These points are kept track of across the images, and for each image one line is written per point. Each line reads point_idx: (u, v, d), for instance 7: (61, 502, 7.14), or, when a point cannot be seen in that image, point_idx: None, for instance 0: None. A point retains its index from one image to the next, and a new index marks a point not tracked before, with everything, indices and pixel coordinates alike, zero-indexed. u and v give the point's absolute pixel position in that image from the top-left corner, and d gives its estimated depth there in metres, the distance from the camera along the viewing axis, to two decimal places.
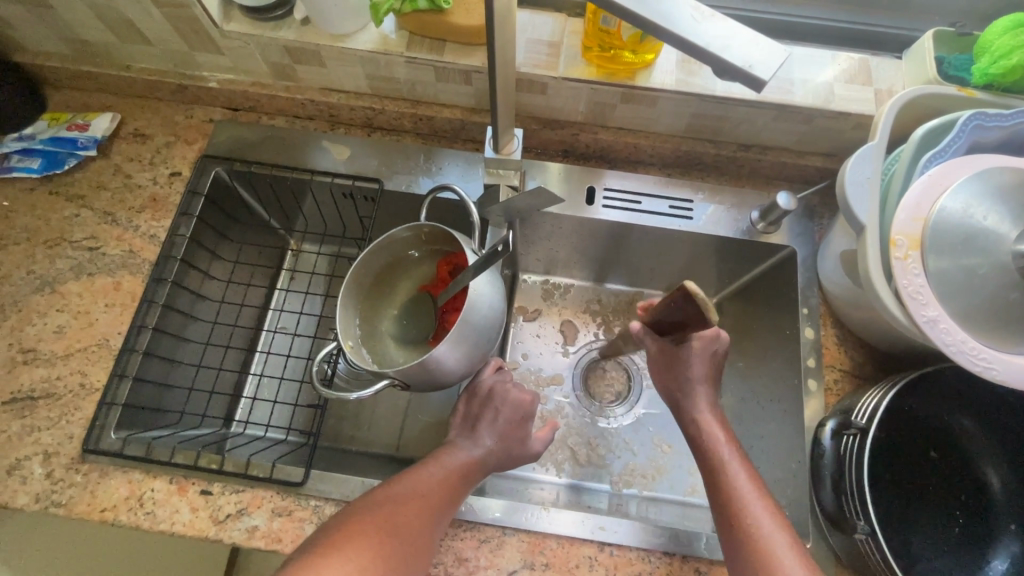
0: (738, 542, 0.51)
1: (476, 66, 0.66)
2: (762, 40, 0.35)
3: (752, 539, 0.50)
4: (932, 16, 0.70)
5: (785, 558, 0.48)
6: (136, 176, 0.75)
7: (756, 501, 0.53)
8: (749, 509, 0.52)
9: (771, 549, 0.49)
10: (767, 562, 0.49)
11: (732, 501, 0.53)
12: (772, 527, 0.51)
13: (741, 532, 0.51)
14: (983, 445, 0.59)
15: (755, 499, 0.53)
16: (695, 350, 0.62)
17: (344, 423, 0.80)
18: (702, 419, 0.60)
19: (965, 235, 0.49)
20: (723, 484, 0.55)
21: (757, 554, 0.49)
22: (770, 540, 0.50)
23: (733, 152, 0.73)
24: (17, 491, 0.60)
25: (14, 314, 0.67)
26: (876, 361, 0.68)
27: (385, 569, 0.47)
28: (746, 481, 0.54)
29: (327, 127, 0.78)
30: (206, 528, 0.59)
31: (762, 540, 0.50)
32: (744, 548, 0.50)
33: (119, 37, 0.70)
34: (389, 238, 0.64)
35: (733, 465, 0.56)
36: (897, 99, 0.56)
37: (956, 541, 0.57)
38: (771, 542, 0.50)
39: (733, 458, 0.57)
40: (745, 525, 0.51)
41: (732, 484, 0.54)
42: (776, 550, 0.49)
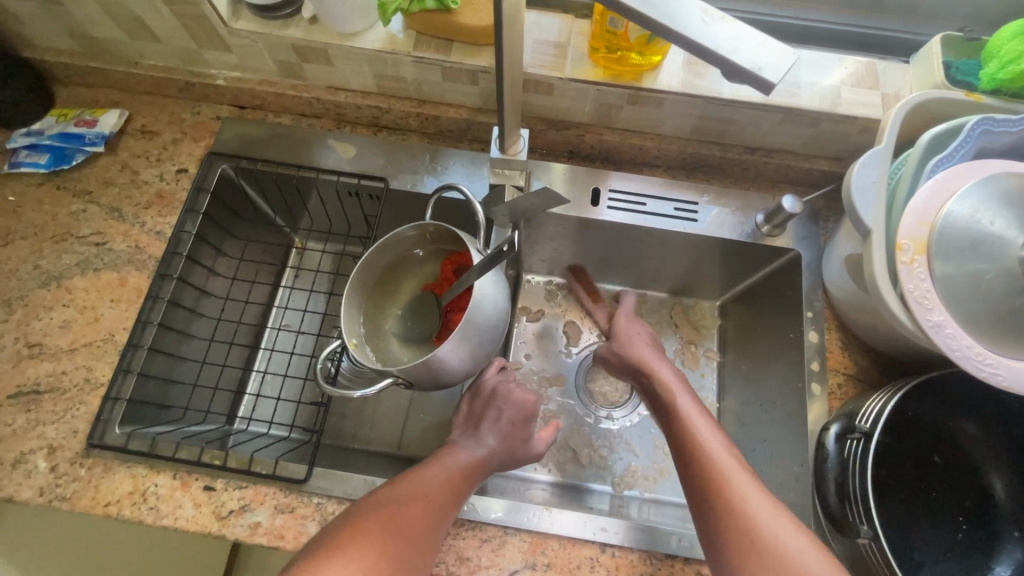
0: (709, 496, 0.52)
1: (483, 66, 0.66)
2: (771, 42, 0.35)
3: (721, 490, 0.52)
4: (940, 20, 0.70)
5: (757, 505, 0.50)
6: (143, 172, 0.75)
7: (728, 458, 0.55)
8: (721, 463, 0.54)
9: (743, 497, 0.51)
10: (738, 510, 0.50)
11: (704, 458, 0.55)
12: (744, 480, 0.53)
13: (712, 486, 0.53)
14: (988, 451, 0.59)
15: (726, 456, 0.55)
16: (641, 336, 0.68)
17: (347, 420, 0.80)
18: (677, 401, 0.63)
19: (971, 240, 0.49)
20: (691, 443, 0.57)
21: (729, 505, 0.51)
22: (742, 490, 0.51)
23: (739, 154, 0.73)
24: (22, 484, 0.60)
25: (21, 309, 0.67)
26: (880, 366, 0.68)
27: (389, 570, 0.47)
28: (717, 441, 0.57)
29: (333, 125, 0.79)
30: (209, 524, 0.59)
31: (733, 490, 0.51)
32: (716, 499, 0.52)
33: (128, 33, 0.70)
34: (394, 236, 0.64)
35: (709, 439, 0.57)
36: (905, 103, 0.56)
37: (959, 547, 0.56)
38: (743, 492, 0.51)
39: (702, 420, 0.60)
40: (715, 480, 0.53)
41: (701, 443, 0.57)
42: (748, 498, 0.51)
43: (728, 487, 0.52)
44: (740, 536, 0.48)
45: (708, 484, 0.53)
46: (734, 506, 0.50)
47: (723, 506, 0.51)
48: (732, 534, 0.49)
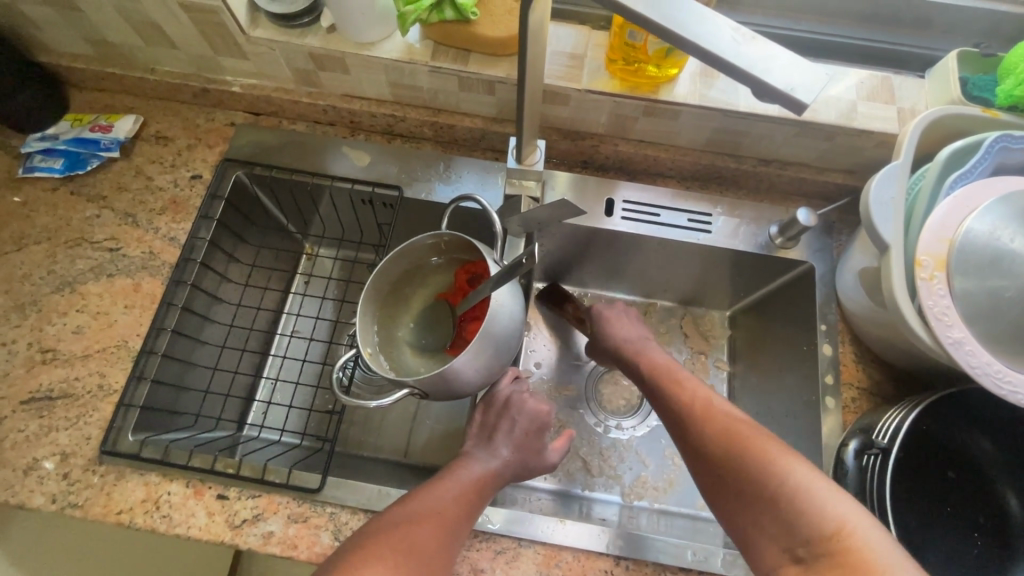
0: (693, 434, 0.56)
1: (501, 77, 0.66)
2: (803, 63, 0.35)
3: (703, 427, 0.56)
4: (955, 36, 0.71)
5: (733, 432, 0.53)
6: (157, 178, 0.75)
7: (708, 401, 0.59)
8: (699, 404, 0.59)
9: (720, 427, 0.55)
10: (720, 442, 0.53)
11: (684, 405, 0.59)
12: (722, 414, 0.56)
13: (693, 425, 0.57)
14: (1002, 467, 0.59)
15: (703, 398, 0.59)
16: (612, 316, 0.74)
17: (356, 428, 0.80)
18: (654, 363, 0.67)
19: (992, 256, 0.49)
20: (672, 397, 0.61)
21: (711, 439, 0.54)
22: (719, 423, 0.55)
23: (753, 166, 0.73)
24: (34, 491, 0.60)
25: (34, 314, 0.67)
26: (893, 379, 0.68)
27: None
28: (693, 386, 0.62)
29: (347, 133, 0.79)
30: (222, 533, 0.59)
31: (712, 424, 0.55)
32: (697, 437, 0.56)
33: (145, 40, 0.71)
34: (409, 245, 0.64)
35: (692, 389, 0.61)
36: (922, 119, 0.56)
37: (975, 563, 0.56)
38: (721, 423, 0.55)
39: (686, 377, 0.63)
40: (697, 419, 0.57)
41: (679, 394, 0.61)
42: (724, 428, 0.54)
43: (707, 423, 0.56)
44: (727, 461, 0.52)
45: (691, 425, 0.57)
46: (715, 439, 0.54)
47: (703, 442, 0.55)
48: (720, 464, 0.52)
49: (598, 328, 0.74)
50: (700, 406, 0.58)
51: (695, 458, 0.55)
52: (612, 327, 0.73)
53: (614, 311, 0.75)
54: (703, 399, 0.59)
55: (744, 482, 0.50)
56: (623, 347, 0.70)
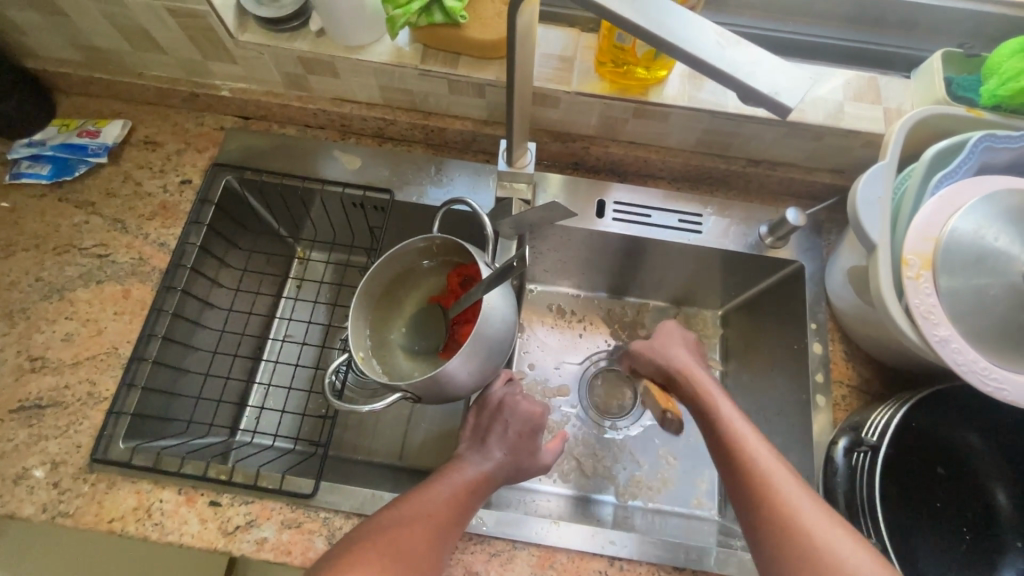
0: (744, 488, 0.52)
1: (490, 80, 0.66)
2: (787, 67, 0.35)
3: (756, 487, 0.51)
4: (940, 37, 0.71)
5: (790, 501, 0.49)
6: (147, 184, 0.74)
7: (760, 449, 0.54)
8: (750, 454, 0.54)
9: (775, 492, 0.50)
10: (773, 509, 0.49)
11: (735, 450, 0.55)
12: (775, 470, 0.52)
13: (744, 476, 0.53)
14: (989, 462, 0.60)
15: (754, 445, 0.55)
16: (666, 328, 0.71)
17: (350, 431, 0.80)
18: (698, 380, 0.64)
19: (977, 255, 0.50)
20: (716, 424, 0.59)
21: (764, 503, 0.50)
22: (772, 482, 0.51)
23: (743, 167, 0.74)
24: (24, 501, 0.59)
25: (23, 322, 0.67)
26: (883, 377, 0.68)
27: None
28: (746, 428, 0.57)
29: (338, 136, 0.79)
30: (215, 540, 0.59)
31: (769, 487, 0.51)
32: (750, 493, 0.51)
33: (133, 45, 0.70)
34: (401, 249, 0.64)
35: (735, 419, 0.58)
36: (907, 119, 0.57)
37: (964, 558, 0.57)
38: (776, 486, 0.51)
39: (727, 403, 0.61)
40: (747, 471, 0.53)
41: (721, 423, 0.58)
42: (780, 493, 0.50)
43: (760, 481, 0.51)
44: (779, 536, 0.48)
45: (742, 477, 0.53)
46: (768, 504, 0.50)
47: (755, 502, 0.51)
48: (771, 535, 0.48)
49: (652, 351, 0.70)
50: (753, 459, 0.54)
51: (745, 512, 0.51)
52: (667, 351, 0.69)
53: (672, 333, 0.70)
54: (756, 447, 0.55)
55: (793, 560, 0.46)
56: (679, 370, 0.66)
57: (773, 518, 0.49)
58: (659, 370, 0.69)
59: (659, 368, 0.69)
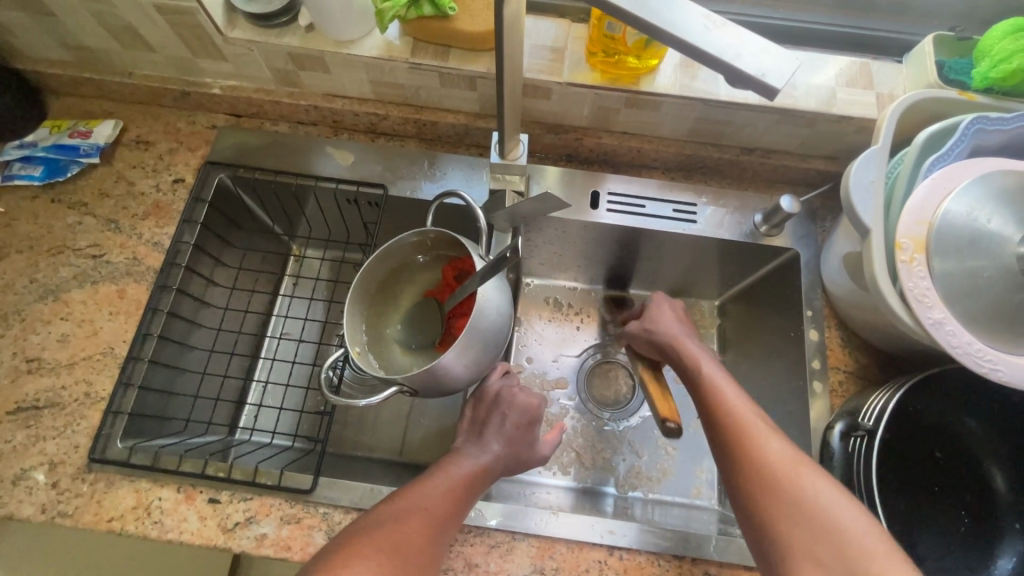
0: (727, 447, 0.52)
1: (481, 72, 0.66)
2: (774, 48, 0.35)
3: (753, 458, 0.50)
4: (932, 21, 0.71)
5: (775, 459, 0.49)
6: (139, 183, 0.74)
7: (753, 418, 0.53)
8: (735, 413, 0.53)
9: (763, 451, 0.50)
10: (759, 466, 0.49)
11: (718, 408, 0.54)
12: (760, 429, 0.52)
13: (729, 436, 0.52)
14: (986, 445, 0.60)
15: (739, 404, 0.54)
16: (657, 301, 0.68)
17: (349, 428, 0.80)
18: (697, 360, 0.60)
19: (970, 237, 0.50)
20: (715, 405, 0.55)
21: (748, 462, 0.50)
22: (759, 442, 0.51)
23: (736, 155, 0.74)
24: (23, 502, 0.59)
25: (18, 323, 0.67)
26: (879, 362, 0.68)
27: None
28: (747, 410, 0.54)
29: (330, 133, 0.78)
30: (214, 537, 0.59)
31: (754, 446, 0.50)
32: (732, 452, 0.51)
33: (122, 44, 0.70)
34: (395, 243, 0.63)
35: (735, 402, 0.54)
36: (900, 102, 0.57)
37: (961, 540, 0.57)
38: (759, 444, 0.51)
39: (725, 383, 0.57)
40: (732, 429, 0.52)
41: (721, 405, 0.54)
42: (765, 452, 0.50)
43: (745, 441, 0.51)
44: (764, 493, 0.48)
45: (725, 435, 0.52)
46: (754, 463, 0.49)
47: (740, 460, 0.50)
48: (754, 493, 0.49)
49: (646, 324, 0.67)
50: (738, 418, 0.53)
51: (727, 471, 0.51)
52: (661, 322, 0.66)
53: (661, 307, 0.67)
54: (741, 406, 0.54)
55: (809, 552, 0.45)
56: (671, 342, 0.63)
57: (759, 476, 0.49)
58: (651, 342, 0.66)
59: (652, 344, 0.66)
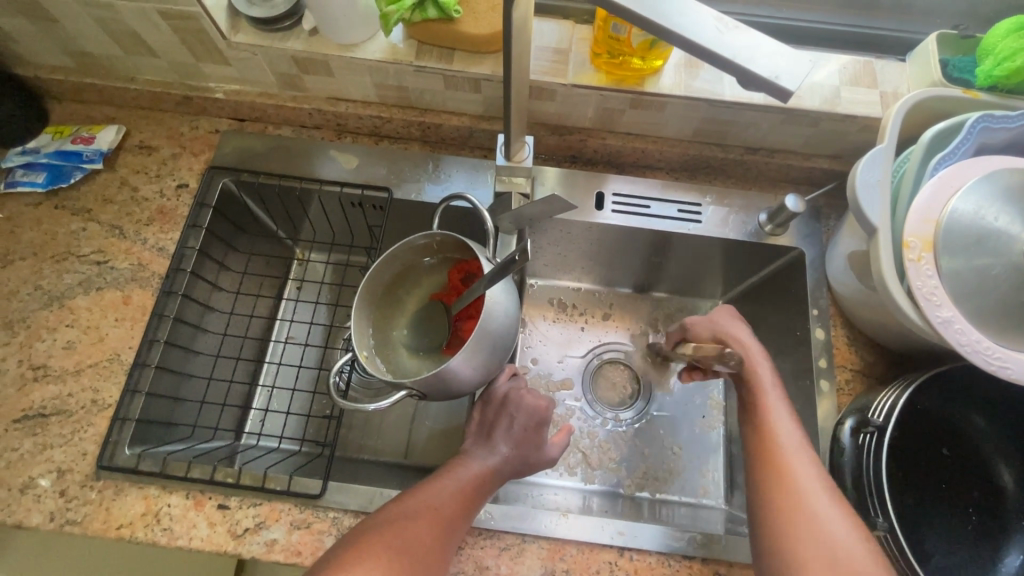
0: (757, 453, 0.55)
1: (486, 74, 0.66)
2: (787, 50, 0.35)
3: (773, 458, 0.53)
4: (933, 19, 0.72)
5: (799, 470, 0.52)
6: (143, 189, 0.74)
7: (787, 428, 0.56)
8: (773, 427, 0.56)
9: (792, 468, 0.52)
10: (780, 477, 0.52)
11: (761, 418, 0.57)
12: (793, 443, 0.54)
13: (762, 445, 0.55)
14: (993, 442, 0.60)
15: (780, 418, 0.57)
16: (730, 306, 0.69)
17: (355, 431, 0.80)
18: (757, 364, 0.61)
19: (977, 235, 0.50)
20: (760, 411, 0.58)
21: (777, 471, 0.52)
22: (788, 455, 0.53)
23: (740, 155, 0.74)
24: (31, 510, 0.59)
25: (23, 331, 0.66)
26: (885, 360, 0.69)
27: None
28: (785, 420, 0.56)
29: (334, 136, 0.78)
30: (224, 543, 0.59)
31: (782, 459, 0.53)
32: (759, 460, 0.54)
33: (125, 49, 0.70)
34: (402, 246, 0.63)
35: (778, 411, 0.57)
36: (905, 102, 0.57)
37: (970, 537, 0.57)
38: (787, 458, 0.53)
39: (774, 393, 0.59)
40: (766, 441, 0.55)
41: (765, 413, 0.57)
42: (792, 466, 0.52)
43: (775, 453, 0.54)
44: (778, 502, 0.50)
45: (759, 445, 0.55)
46: (778, 473, 0.52)
47: (765, 468, 0.53)
48: (770, 499, 0.51)
49: (709, 320, 0.68)
50: (775, 430, 0.56)
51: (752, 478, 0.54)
52: (727, 322, 0.67)
53: (731, 312, 0.68)
54: (783, 427, 0.56)
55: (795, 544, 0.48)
56: (733, 340, 0.64)
57: (781, 485, 0.51)
58: (712, 337, 0.67)
59: (712, 336, 0.67)
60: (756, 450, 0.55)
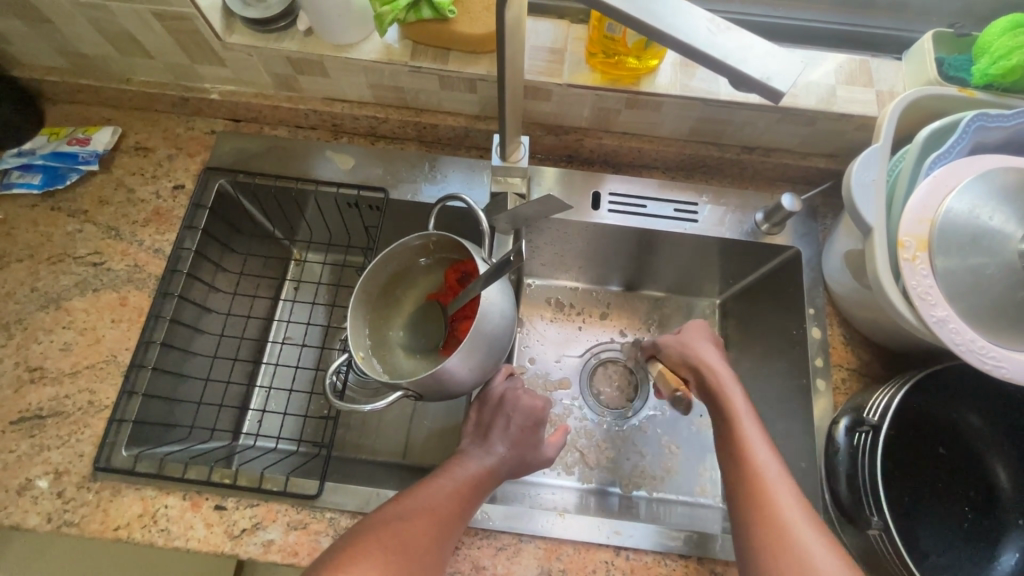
0: (738, 484, 0.54)
1: (481, 74, 0.66)
2: (779, 51, 0.35)
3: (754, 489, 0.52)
4: (930, 17, 0.71)
5: (780, 501, 0.51)
6: (139, 190, 0.74)
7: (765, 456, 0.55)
8: (753, 457, 0.55)
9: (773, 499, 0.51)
10: (764, 511, 0.51)
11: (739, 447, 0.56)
12: (773, 473, 0.53)
13: (742, 477, 0.54)
14: (989, 440, 0.60)
15: (759, 446, 0.56)
16: (699, 325, 0.70)
17: (353, 431, 0.80)
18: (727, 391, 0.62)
19: (972, 235, 0.50)
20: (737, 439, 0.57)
21: (760, 504, 0.51)
22: (769, 487, 0.52)
23: (737, 154, 0.74)
24: (28, 511, 0.59)
25: (20, 332, 0.67)
26: (882, 359, 0.69)
27: None
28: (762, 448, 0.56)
29: (330, 137, 0.78)
30: (221, 544, 0.59)
31: (764, 491, 0.52)
32: (742, 494, 0.53)
33: (120, 50, 0.70)
34: (397, 247, 0.63)
35: (755, 439, 0.56)
36: (900, 101, 0.57)
37: (966, 536, 0.57)
38: (768, 489, 0.52)
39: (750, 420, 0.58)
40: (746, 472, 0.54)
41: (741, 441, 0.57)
42: (774, 496, 0.51)
43: (756, 485, 0.53)
44: (766, 537, 0.50)
45: (739, 476, 0.54)
46: (760, 507, 0.51)
47: (747, 503, 0.52)
48: (755, 534, 0.50)
49: (681, 343, 0.68)
50: (754, 460, 0.55)
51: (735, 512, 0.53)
52: (698, 345, 0.67)
53: (700, 331, 0.69)
54: (762, 455, 0.55)
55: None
56: (703, 366, 0.65)
57: (765, 518, 0.50)
58: (685, 361, 0.67)
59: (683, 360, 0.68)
60: (736, 482, 0.54)
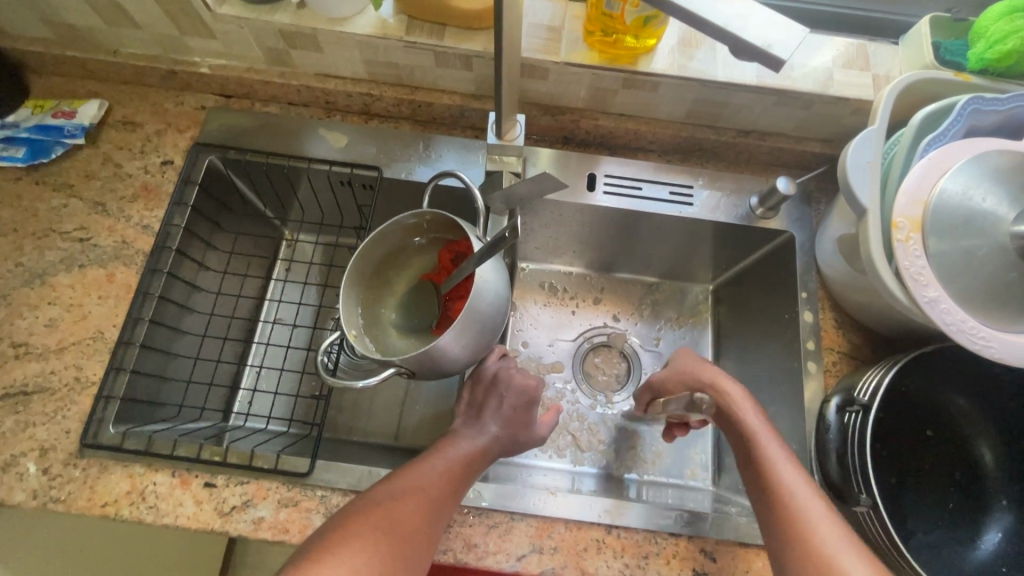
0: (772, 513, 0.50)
1: (477, 51, 0.65)
2: (780, 20, 0.35)
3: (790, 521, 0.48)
4: (926, 3, 0.72)
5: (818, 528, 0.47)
6: (127, 165, 0.73)
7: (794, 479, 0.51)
8: (790, 488, 0.51)
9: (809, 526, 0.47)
10: (810, 544, 0.46)
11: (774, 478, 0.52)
12: (808, 499, 0.50)
13: (783, 511, 0.49)
14: (975, 423, 0.61)
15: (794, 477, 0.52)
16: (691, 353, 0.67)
17: (345, 413, 0.80)
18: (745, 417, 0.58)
19: (964, 217, 0.51)
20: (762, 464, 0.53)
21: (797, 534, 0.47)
22: (810, 516, 0.48)
23: (733, 137, 0.74)
24: (14, 488, 0.58)
25: (4, 308, 0.65)
26: (872, 343, 0.69)
27: (385, 569, 0.47)
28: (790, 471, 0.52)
29: (323, 114, 0.77)
30: (211, 521, 0.58)
31: (808, 525, 0.47)
32: (784, 530, 0.48)
33: (106, 20, 0.68)
34: (391, 225, 0.63)
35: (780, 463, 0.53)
36: (897, 84, 0.57)
37: (951, 515, 0.59)
38: (811, 520, 0.48)
39: (773, 443, 0.55)
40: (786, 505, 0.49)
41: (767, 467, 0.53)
42: (807, 515, 0.48)
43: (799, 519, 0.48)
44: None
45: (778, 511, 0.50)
46: (810, 544, 0.46)
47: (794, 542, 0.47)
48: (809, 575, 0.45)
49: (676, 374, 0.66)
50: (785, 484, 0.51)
51: (780, 552, 0.48)
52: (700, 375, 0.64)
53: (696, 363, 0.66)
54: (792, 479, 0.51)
55: None
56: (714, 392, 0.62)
57: (806, 548, 0.46)
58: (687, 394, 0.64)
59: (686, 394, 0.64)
60: (770, 515, 0.50)
